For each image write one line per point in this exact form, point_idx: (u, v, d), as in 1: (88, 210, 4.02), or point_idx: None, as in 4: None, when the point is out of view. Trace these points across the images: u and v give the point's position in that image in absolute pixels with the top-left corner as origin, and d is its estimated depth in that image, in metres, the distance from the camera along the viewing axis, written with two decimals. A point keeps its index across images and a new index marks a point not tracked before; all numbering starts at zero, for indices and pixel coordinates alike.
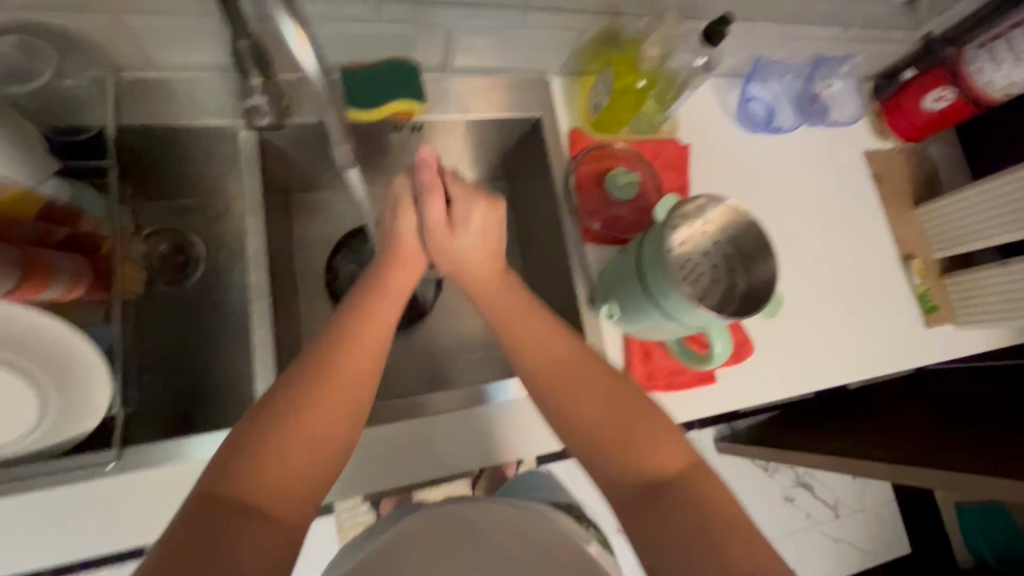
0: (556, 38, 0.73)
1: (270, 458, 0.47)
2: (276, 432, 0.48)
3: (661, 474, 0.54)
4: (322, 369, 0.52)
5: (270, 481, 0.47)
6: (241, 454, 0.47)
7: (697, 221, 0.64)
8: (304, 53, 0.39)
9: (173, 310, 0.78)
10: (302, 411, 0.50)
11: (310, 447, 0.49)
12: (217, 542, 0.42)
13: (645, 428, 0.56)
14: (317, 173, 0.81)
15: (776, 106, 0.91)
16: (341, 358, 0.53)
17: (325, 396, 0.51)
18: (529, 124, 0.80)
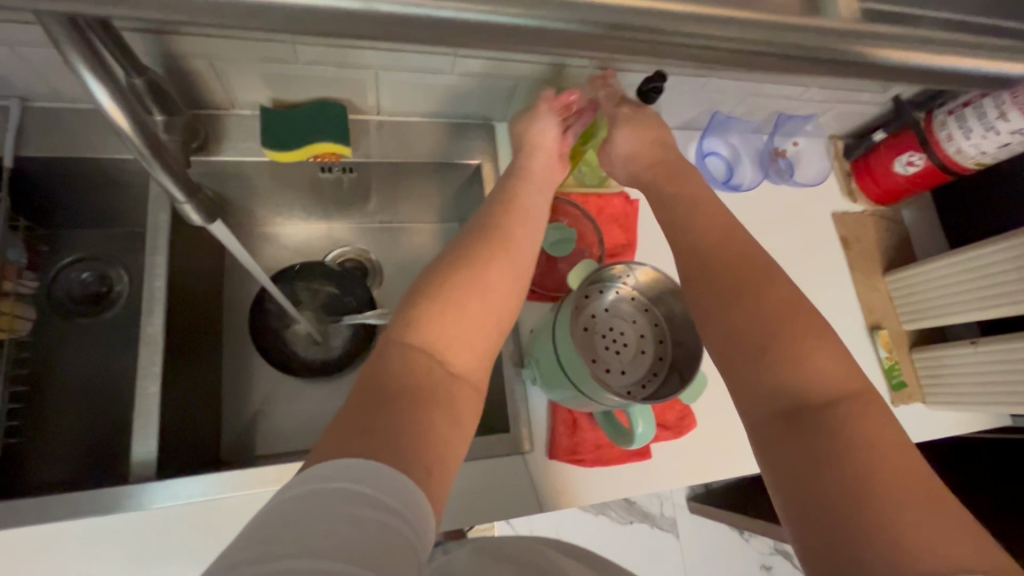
0: (494, 86, 0.70)
1: (427, 321, 0.45)
2: (447, 291, 0.47)
3: (836, 392, 0.41)
4: (453, 273, 0.48)
5: (444, 339, 0.45)
6: (418, 308, 0.46)
7: (617, 289, 0.61)
8: (113, 107, 0.41)
9: (79, 347, 0.72)
10: (436, 312, 0.46)
11: (457, 339, 0.46)
12: (389, 386, 0.40)
13: (814, 341, 0.43)
14: (248, 209, 0.78)
15: (735, 161, 0.87)
16: (474, 264, 0.50)
17: (472, 298, 0.48)
18: (471, 171, 0.77)
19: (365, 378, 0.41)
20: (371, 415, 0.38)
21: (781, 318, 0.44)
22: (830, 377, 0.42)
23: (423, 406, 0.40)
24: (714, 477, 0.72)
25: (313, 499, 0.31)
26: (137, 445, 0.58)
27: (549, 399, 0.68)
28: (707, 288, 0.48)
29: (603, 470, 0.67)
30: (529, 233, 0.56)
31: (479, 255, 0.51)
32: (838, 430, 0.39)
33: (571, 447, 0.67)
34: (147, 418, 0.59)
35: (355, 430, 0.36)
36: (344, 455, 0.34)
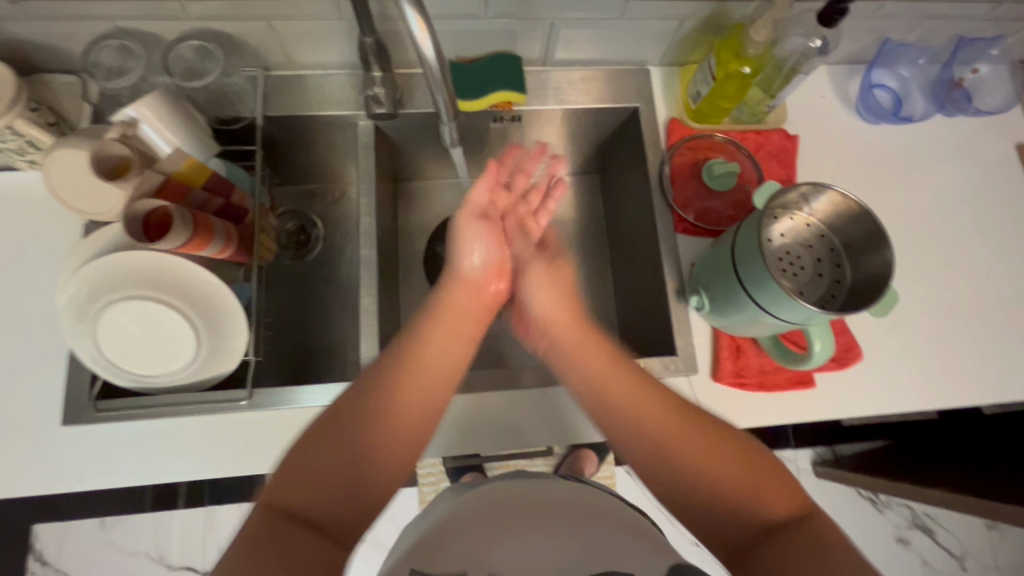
0: (656, 28, 0.74)
1: (307, 485, 0.49)
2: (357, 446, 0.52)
3: (766, 516, 0.52)
4: (391, 379, 0.56)
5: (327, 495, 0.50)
6: (312, 477, 0.50)
7: (801, 211, 0.61)
8: (423, 39, 0.42)
9: (294, 280, 0.88)
10: (372, 413, 0.54)
11: (379, 456, 0.53)
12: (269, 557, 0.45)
13: (749, 464, 0.54)
14: (424, 159, 0.89)
15: (904, 94, 0.82)
16: (390, 381, 0.56)
17: (379, 419, 0.54)
18: (626, 115, 0.82)
19: (284, 472, 0.50)
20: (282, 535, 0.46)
21: (708, 452, 0.54)
22: (753, 493, 0.53)
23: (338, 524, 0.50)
24: (879, 408, 0.72)
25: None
26: (363, 348, 0.70)
27: (713, 327, 0.71)
28: (631, 406, 0.57)
29: (764, 395, 0.70)
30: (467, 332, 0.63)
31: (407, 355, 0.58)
32: (789, 543, 0.49)
33: (736, 371, 0.70)
34: (370, 328, 0.71)
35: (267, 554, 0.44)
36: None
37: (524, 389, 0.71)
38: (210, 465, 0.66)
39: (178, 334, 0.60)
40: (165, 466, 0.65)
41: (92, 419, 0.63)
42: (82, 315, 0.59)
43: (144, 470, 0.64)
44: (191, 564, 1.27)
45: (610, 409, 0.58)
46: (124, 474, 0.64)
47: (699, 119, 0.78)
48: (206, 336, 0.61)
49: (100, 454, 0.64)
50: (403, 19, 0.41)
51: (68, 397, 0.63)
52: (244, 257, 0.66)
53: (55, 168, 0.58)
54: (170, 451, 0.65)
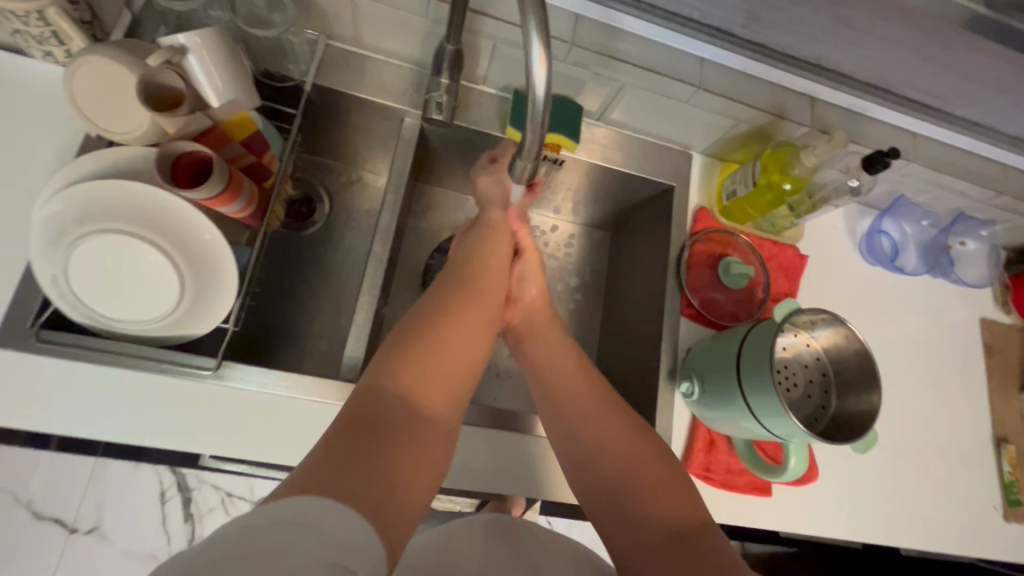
0: (713, 121, 0.77)
1: (387, 389, 0.47)
2: (421, 348, 0.52)
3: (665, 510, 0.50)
4: (427, 324, 0.55)
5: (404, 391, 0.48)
6: (388, 376, 0.48)
7: (805, 332, 0.65)
8: (539, 78, 0.43)
9: (285, 251, 0.82)
10: (427, 338, 0.53)
11: (428, 389, 0.50)
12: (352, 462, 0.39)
13: (659, 481, 0.52)
14: (451, 171, 0.86)
15: (902, 246, 0.90)
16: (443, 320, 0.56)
17: (434, 363, 0.52)
18: (660, 190, 0.83)
19: (342, 417, 0.44)
20: (350, 437, 0.41)
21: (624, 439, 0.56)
22: (634, 468, 0.54)
23: (402, 456, 0.43)
24: (817, 530, 0.74)
25: (280, 513, 0.33)
26: (347, 347, 0.66)
27: (695, 414, 0.72)
28: (579, 424, 0.57)
29: (725, 493, 0.71)
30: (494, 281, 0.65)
31: (443, 314, 0.57)
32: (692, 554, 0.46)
33: (706, 465, 0.71)
34: (361, 327, 0.67)
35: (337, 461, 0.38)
36: (311, 496, 0.35)
37: (500, 430, 0.69)
38: (148, 431, 0.59)
39: (159, 281, 0.54)
40: (97, 419, 0.58)
41: (30, 347, 0.56)
42: (61, 237, 0.53)
43: (71, 417, 0.57)
44: (58, 517, 1.03)
45: (583, 449, 0.56)
46: (46, 417, 0.57)
47: (725, 215, 0.82)
48: (192, 291, 0.56)
49: (24, 386, 0.57)
50: (526, 51, 0.42)
51: (9, 316, 0.56)
52: (253, 222, 0.62)
53: (81, 77, 0.53)
54: (106, 404, 0.58)
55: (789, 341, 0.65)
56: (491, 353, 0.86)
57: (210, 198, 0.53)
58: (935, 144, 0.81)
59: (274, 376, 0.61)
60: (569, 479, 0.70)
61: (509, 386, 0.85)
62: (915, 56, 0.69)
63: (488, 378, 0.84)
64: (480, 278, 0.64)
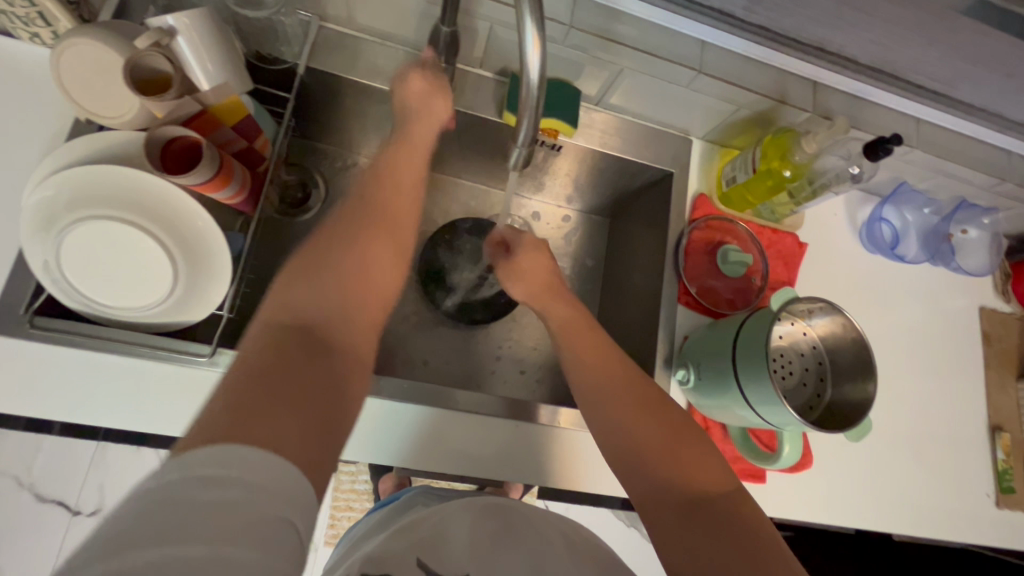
0: (713, 106, 0.76)
1: (289, 314, 0.46)
2: (327, 268, 0.52)
3: (700, 490, 0.50)
4: (332, 257, 0.53)
5: (313, 319, 0.47)
6: (299, 297, 0.48)
7: (802, 320, 0.64)
8: (532, 60, 0.42)
9: (280, 237, 0.82)
10: (331, 262, 0.53)
11: (328, 323, 0.48)
12: (259, 400, 0.37)
13: (684, 448, 0.53)
14: (448, 156, 0.85)
15: (903, 233, 0.89)
16: (345, 259, 0.54)
17: (338, 279, 0.52)
18: (659, 176, 0.82)
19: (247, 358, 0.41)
20: (254, 380, 0.39)
21: (675, 431, 0.55)
22: (686, 463, 0.52)
23: (308, 386, 0.41)
24: (811, 517, 0.74)
25: (195, 473, 0.31)
26: None
27: (691, 402, 0.72)
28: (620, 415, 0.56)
29: None
30: (411, 190, 0.64)
31: (332, 254, 0.53)
32: (719, 523, 0.48)
33: None
34: None
35: (240, 404, 0.36)
36: (216, 450, 0.32)
37: (497, 417, 0.69)
38: (146, 417, 0.59)
39: (152, 268, 0.54)
40: (92, 405, 0.58)
41: (24, 334, 0.55)
42: (51, 223, 0.53)
43: (68, 403, 0.57)
44: (62, 500, 1.04)
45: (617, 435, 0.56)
46: (42, 404, 0.57)
47: (725, 202, 0.81)
48: (184, 279, 0.55)
49: (19, 372, 0.56)
50: (520, 32, 0.41)
51: (1, 303, 0.55)
52: (246, 208, 0.62)
53: (67, 59, 0.52)
54: (101, 392, 0.58)
55: (785, 329, 0.65)
56: (488, 340, 0.86)
57: (197, 184, 0.52)
58: (939, 131, 0.80)
59: None
60: (565, 466, 0.70)
61: (507, 373, 0.85)
62: (921, 39, 0.68)
63: (486, 365, 0.84)
64: (385, 208, 0.61)
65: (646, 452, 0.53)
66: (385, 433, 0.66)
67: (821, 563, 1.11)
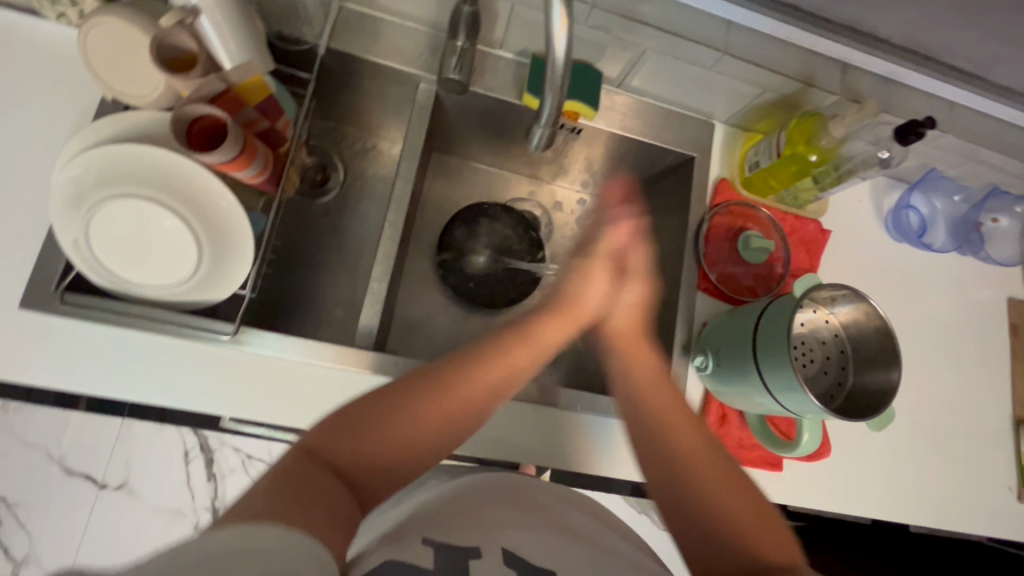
0: (738, 89, 0.74)
1: (358, 432, 0.44)
2: (405, 399, 0.48)
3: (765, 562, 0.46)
4: (442, 380, 0.50)
5: (386, 437, 0.45)
6: (368, 421, 0.45)
7: (825, 308, 0.63)
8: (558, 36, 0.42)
9: (299, 219, 0.82)
10: (428, 394, 0.49)
11: (387, 449, 0.44)
12: (303, 497, 0.35)
13: (758, 520, 0.48)
14: (466, 139, 0.85)
15: (930, 221, 0.87)
16: (409, 401, 0.48)
17: (408, 420, 0.46)
18: (680, 161, 0.81)
19: (293, 464, 0.39)
20: (293, 481, 0.37)
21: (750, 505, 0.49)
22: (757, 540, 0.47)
23: (353, 516, 0.38)
24: (826, 506, 0.74)
25: (234, 544, 0.29)
26: (362, 315, 0.67)
27: (708, 389, 0.72)
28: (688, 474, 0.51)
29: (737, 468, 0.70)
30: (553, 332, 0.61)
31: (440, 383, 0.50)
32: None
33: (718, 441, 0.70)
34: (375, 296, 0.68)
35: (278, 499, 0.35)
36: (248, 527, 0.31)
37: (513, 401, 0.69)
38: (170, 393, 0.60)
39: (177, 247, 0.55)
40: (119, 380, 0.59)
41: (54, 309, 0.57)
42: (80, 201, 0.54)
43: (96, 378, 0.59)
44: None
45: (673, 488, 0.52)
46: (71, 378, 0.58)
47: (747, 187, 0.79)
48: (208, 258, 0.56)
49: (48, 346, 0.58)
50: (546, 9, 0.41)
51: (32, 282, 0.57)
52: (269, 188, 0.62)
53: (94, 38, 0.52)
54: (127, 368, 0.60)
55: (806, 317, 0.64)
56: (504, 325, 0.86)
57: (223, 163, 0.53)
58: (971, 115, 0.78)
59: (290, 342, 0.62)
60: (580, 450, 0.70)
61: None
62: (956, 19, 0.66)
63: None
64: (518, 340, 0.58)
65: (709, 519, 0.49)
66: None
67: (834, 555, 1.11)
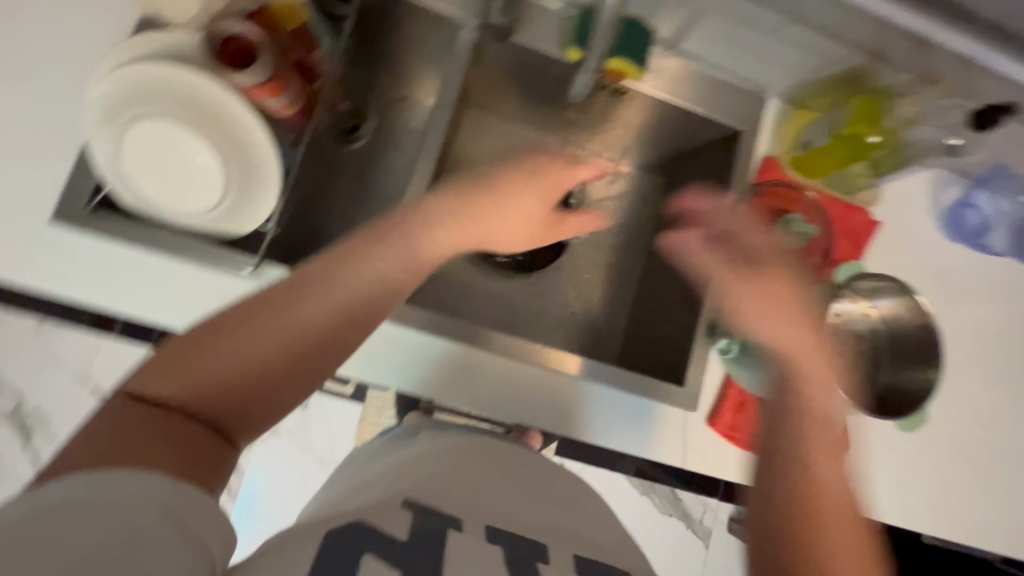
0: (798, 58, 0.70)
1: (218, 346, 0.39)
2: (279, 310, 0.41)
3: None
4: (336, 271, 0.44)
5: (248, 355, 0.40)
6: (233, 342, 0.40)
7: (865, 301, 0.62)
8: None
9: (327, 165, 0.81)
10: (320, 295, 0.43)
11: (265, 360, 0.41)
12: (143, 449, 0.35)
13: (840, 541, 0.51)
14: (504, 94, 0.82)
15: (992, 223, 0.81)
16: (297, 303, 0.42)
17: (281, 334, 0.41)
18: (727, 135, 0.76)
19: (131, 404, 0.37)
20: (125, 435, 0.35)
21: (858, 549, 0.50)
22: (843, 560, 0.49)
23: (194, 445, 0.37)
24: None
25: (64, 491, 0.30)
26: None
27: (727, 374, 0.71)
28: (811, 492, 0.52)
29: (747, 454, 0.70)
30: (438, 232, 0.51)
31: (317, 279, 0.44)
32: None
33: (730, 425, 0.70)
34: None
35: (114, 447, 0.34)
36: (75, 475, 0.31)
37: (523, 363, 0.68)
38: (191, 320, 0.61)
39: (207, 172, 0.55)
40: (142, 302, 0.60)
41: (82, 227, 0.57)
42: (111, 119, 0.53)
43: (121, 298, 0.59)
44: None
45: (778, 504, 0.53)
46: (93, 295, 0.59)
47: (796, 167, 0.74)
48: (236, 186, 0.56)
49: (74, 263, 0.58)
50: None
51: (64, 196, 0.57)
52: (299, 122, 0.61)
53: None
54: (150, 293, 0.60)
55: (845, 307, 0.62)
56: (525, 291, 0.83)
57: (252, 88, 0.53)
58: None
59: None
60: (582, 416, 0.70)
61: (541, 326, 0.83)
62: None
63: (520, 315, 0.82)
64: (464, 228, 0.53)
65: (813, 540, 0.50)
66: (413, 363, 0.67)
67: None
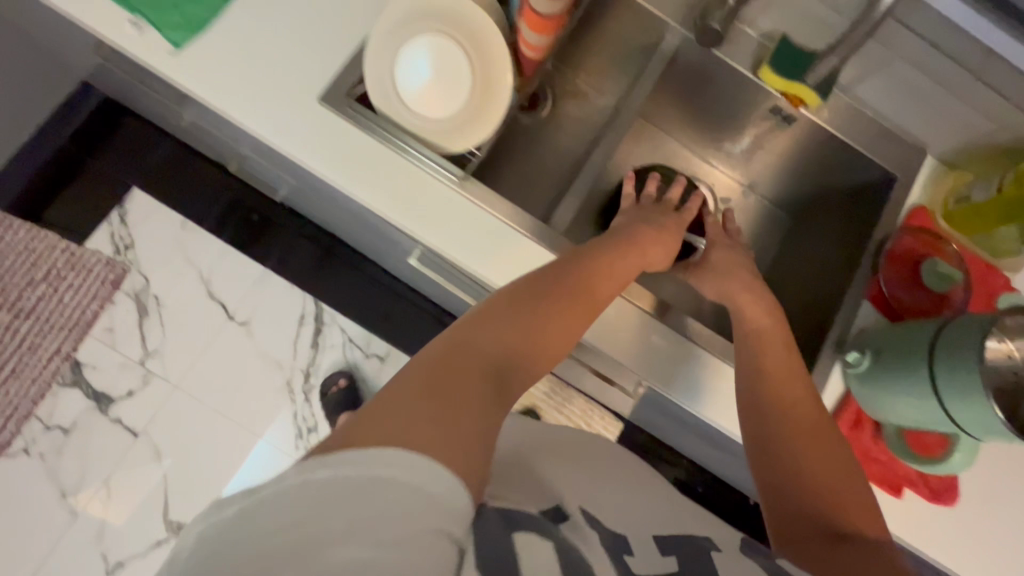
0: (968, 121, 0.77)
1: (456, 342, 0.48)
2: (503, 321, 0.52)
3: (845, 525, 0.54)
4: (540, 293, 0.56)
5: (481, 349, 0.48)
6: (464, 345, 0.47)
7: (1009, 342, 0.62)
8: None
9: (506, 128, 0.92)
10: (522, 316, 0.53)
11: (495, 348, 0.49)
12: (424, 412, 0.39)
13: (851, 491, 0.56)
14: (678, 102, 0.92)
15: None
16: (506, 315, 0.52)
17: (494, 334, 0.50)
18: (881, 180, 0.82)
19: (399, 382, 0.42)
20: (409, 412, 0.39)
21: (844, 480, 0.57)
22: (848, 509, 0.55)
23: (462, 415, 0.41)
24: (937, 549, 0.71)
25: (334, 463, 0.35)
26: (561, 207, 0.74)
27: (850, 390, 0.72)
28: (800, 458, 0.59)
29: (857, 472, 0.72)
30: (605, 282, 0.62)
31: (529, 302, 0.55)
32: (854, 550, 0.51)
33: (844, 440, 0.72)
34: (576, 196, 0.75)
35: (398, 412, 0.39)
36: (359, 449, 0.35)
37: (655, 321, 0.74)
38: (394, 206, 0.68)
39: (456, 91, 0.68)
40: (360, 180, 0.68)
41: (338, 110, 0.68)
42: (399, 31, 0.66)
43: (344, 174, 0.68)
44: None
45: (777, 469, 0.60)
46: (320, 162, 0.68)
47: (944, 219, 0.79)
48: (470, 109, 0.68)
49: (317, 137, 0.68)
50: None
51: (334, 80, 0.69)
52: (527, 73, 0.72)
53: None
54: (368, 175, 0.68)
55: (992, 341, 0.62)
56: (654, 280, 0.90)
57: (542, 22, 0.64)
58: None
59: (497, 198, 0.70)
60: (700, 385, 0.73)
61: None
62: None
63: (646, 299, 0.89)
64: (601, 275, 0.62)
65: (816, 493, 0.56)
66: None
67: None
